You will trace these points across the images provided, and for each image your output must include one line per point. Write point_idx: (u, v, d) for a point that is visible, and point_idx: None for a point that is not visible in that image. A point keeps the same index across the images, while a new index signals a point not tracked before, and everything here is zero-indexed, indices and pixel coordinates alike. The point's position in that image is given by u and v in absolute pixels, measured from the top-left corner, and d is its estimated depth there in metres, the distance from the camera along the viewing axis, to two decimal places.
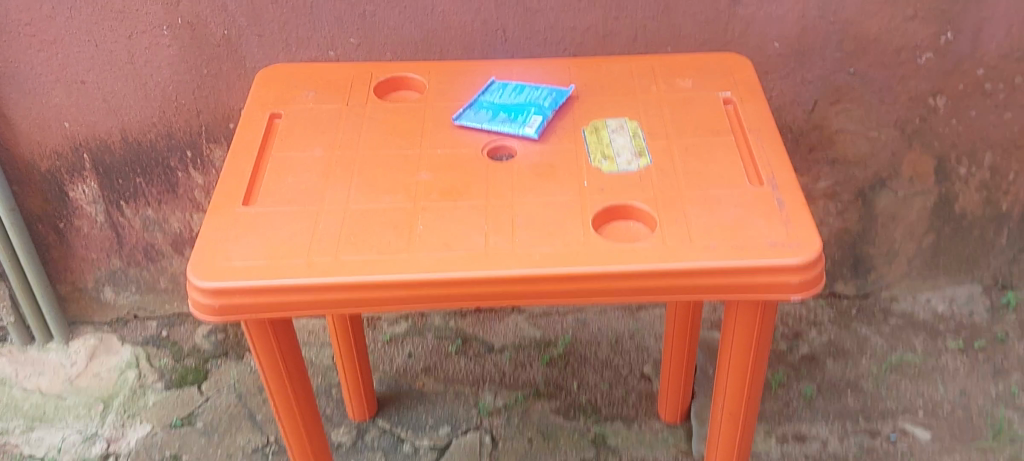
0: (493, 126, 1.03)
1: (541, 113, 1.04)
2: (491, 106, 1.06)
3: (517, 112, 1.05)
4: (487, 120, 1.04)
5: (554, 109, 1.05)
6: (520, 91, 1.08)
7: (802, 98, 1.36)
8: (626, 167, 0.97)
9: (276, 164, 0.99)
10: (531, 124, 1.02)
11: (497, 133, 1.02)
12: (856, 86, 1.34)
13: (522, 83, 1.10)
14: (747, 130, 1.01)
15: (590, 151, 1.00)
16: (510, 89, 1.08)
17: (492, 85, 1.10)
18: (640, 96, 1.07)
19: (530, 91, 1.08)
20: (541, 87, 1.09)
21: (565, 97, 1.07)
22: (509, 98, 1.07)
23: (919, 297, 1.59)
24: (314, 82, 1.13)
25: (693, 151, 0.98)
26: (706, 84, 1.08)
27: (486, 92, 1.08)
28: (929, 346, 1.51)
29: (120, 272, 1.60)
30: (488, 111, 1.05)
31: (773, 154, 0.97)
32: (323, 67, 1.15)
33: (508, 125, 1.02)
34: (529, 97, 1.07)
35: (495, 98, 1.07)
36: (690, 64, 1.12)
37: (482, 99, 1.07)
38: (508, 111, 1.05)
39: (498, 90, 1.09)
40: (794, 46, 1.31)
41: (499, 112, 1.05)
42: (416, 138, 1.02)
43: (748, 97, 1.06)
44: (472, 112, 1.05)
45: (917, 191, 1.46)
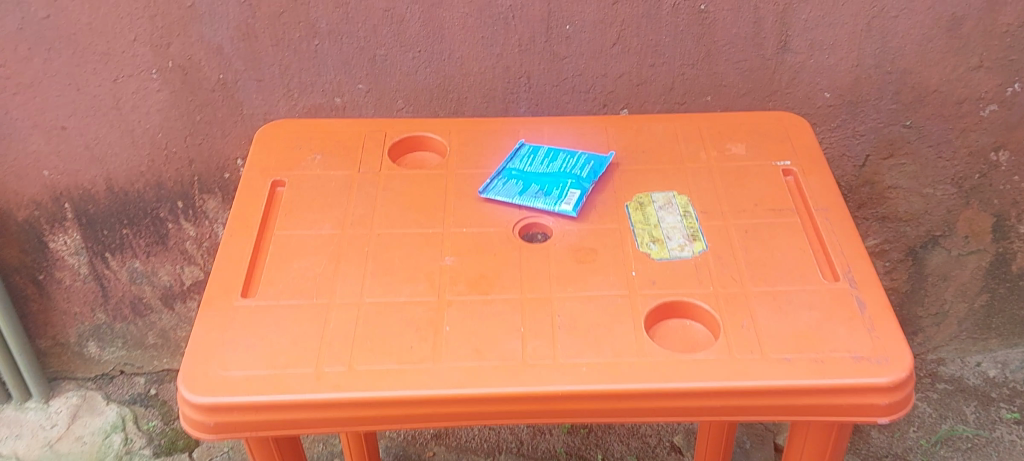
0: (525, 201, 0.91)
1: (579, 185, 0.92)
2: (521, 176, 0.94)
3: (551, 183, 0.93)
4: (518, 194, 0.92)
5: (592, 180, 0.93)
6: (554, 157, 0.96)
7: (852, 152, 1.24)
8: (678, 253, 0.85)
9: (278, 245, 0.87)
10: (569, 199, 0.90)
11: (529, 209, 0.91)
12: (912, 139, 1.23)
13: (554, 147, 0.98)
14: (814, 210, 0.89)
15: (636, 232, 0.88)
16: (542, 155, 0.96)
17: (521, 149, 0.98)
18: (688, 165, 0.96)
19: (565, 156, 0.96)
20: (577, 152, 0.97)
21: (604, 164, 0.95)
22: (541, 165, 0.95)
23: (968, 361, 1.49)
24: (321, 141, 1.01)
25: (753, 235, 0.87)
26: (761, 151, 0.97)
27: (515, 159, 0.96)
28: (982, 417, 1.40)
29: (105, 327, 1.47)
30: (519, 181, 0.93)
31: (846, 243, 0.85)
32: (331, 124, 1.03)
33: (543, 199, 0.91)
34: (565, 164, 0.95)
35: (525, 165, 0.95)
36: (742, 126, 1.00)
37: (511, 167, 0.95)
38: (541, 182, 0.93)
39: (528, 156, 0.97)
40: (846, 97, 1.19)
41: (531, 183, 0.93)
42: (438, 214, 0.91)
43: (811, 168, 0.95)
44: (500, 183, 0.93)
45: (972, 250, 1.35)
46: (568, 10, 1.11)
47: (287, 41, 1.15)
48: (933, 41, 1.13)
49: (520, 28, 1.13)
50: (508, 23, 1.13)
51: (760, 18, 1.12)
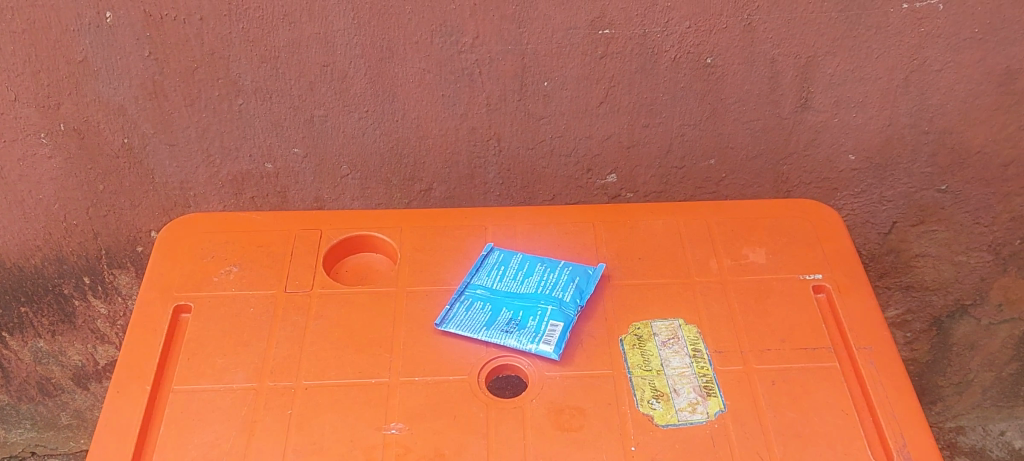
0: (493, 336, 0.72)
1: (561, 313, 0.73)
2: (488, 299, 0.75)
3: (527, 309, 0.74)
4: (484, 325, 0.73)
5: (578, 303, 0.74)
6: (529, 271, 0.77)
7: (877, 219, 1.07)
8: (688, 417, 0.67)
9: (179, 409, 0.69)
10: (548, 334, 0.71)
11: (498, 346, 0.72)
12: (947, 205, 1.04)
13: (531, 256, 0.79)
14: (855, 349, 0.71)
15: (634, 382, 0.69)
16: (516, 268, 0.78)
17: (489, 259, 0.79)
18: (696, 279, 0.77)
19: (544, 270, 0.77)
20: (559, 263, 0.78)
21: (593, 280, 0.76)
22: (515, 283, 0.76)
23: (990, 428, 1.28)
24: (239, 245, 0.81)
25: (781, 390, 0.69)
26: (785, 259, 0.78)
27: (481, 273, 0.78)
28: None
29: (9, 408, 1.27)
30: (486, 306, 0.74)
31: (898, 402, 0.68)
32: (252, 219, 0.83)
33: (515, 334, 0.72)
34: (544, 281, 0.76)
35: (494, 283, 0.77)
36: (760, 222, 0.82)
37: (476, 285, 0.76)
38: (513, 308, 0.74)
39: (498, 269, 0.78)
40: (874, 159, 1.01)
41: (501, 309, 0.74)
42: (383, 355, 0.72)
43: (848, 284, 0.76)
44: (462, 310, 0.74)
45: (1004, 319, 1.15)
46: (546, 65, 0.90)
47: (203, 100, 0.93)
48: (980, 97, 0.94)
49: (487, 85, 0.93)
50: (473, 80, 0.92)
51: (778, 73, 0.92)
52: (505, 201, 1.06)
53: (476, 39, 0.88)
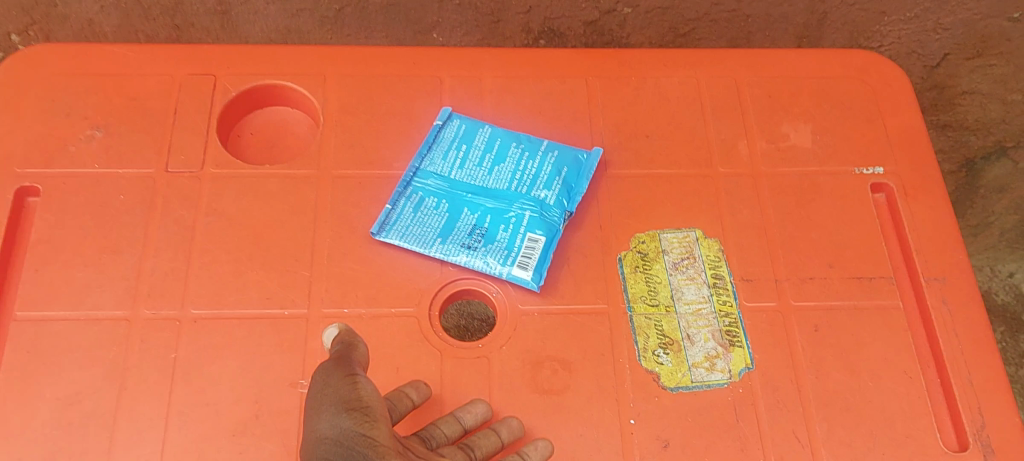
0: (451, 252, 0.54)
1: (541, 220, 0.54)
2: (444, 195, 0.56)
3: (497, 213, 0.55)
4: (439, 235, 0.54)
5: (565, 206, 0.55)
6: (501, 156, 0.58)
7: (925, 49, 0.87)
8: (704, 378, 0.51)
9: (21, 350, 0.50)
10: (523, 252, 0.53)
11: (458, 266, 0.54)
12: (1015, 36, 0.84)
13: (503, 132, 0.59)
14: (923, 280, 0.55)
15: (635, 322, 0.53)
16: (481, 151, 0.58)
17: (445, 133, 0.59)
18: (720, 170, 0.58)
19: (520, 155, 0.58)
20: (541, 143, 0.58)
21: (585, 172, 0.57)
22: (481, 173, 0.57)
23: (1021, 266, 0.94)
24: (105, 97, 0.59)
25: (826, 339, 0.53)
26: (836, 144, 0.59)
27: (435, 155, 0.58)
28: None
29: None
30: (441, 205, 0.55)
31: (975, 360, 0.52)
32: (121, 54, 0.61)
33: (479, 251, 0.54)
34: (519, 171, 0.57)
35: (453, 171, 0.57)
36: (804, 86, 0.62)
37: (428, 173, 0.57)
38: (478, 210, 0.55)
39: (459, 150, 0.58)
40: None
41: (462, 211, 0.55)
42: (301, 274, 0.53)
43: (916, 182, 0.58)
44: (410, 210, 0.55)
45: None
46: None
47: None
48: None
49: None
50: None
51: None
52: (466, 11, 0.82)
53: None
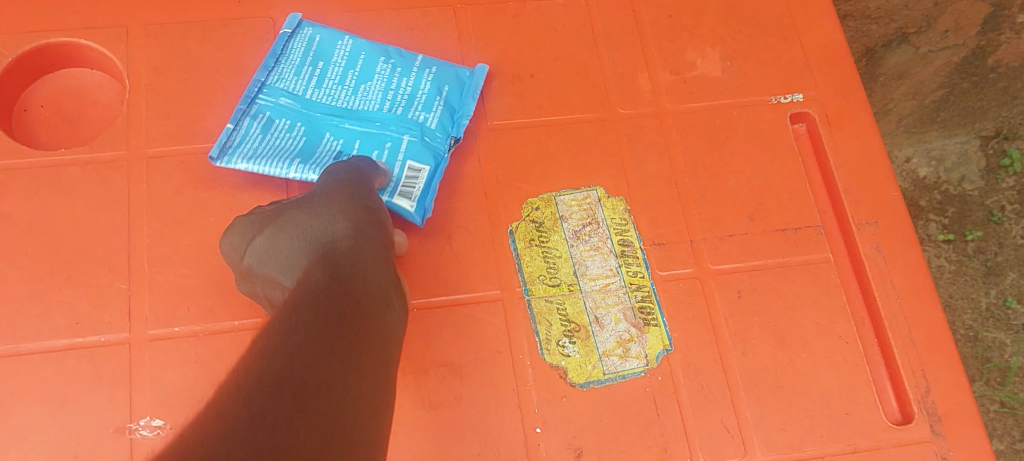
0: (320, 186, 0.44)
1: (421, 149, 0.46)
2: (299, 116, 0.46)
3: (367, 138, 0.46)
4: (298, 158, 0.45)
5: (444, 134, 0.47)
6: (366, 73, 0.48)
7: None
8: (619, 369, 0.44)
9: None
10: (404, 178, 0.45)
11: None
12: None
13: (367, 43, 0.49)
14: (855, 225, 0.48)
15: (536, 308, 0.44)
16: (340, 63, 0.48)
17: (296, 44, 0.48)
18: (620, 111, 0.50)
19: (391, 71, 0.48)
20: (414, 59, 0.49)
21: (471, 89, 0.48)
22: (343, 92, 0.47)
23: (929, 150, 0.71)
24: None
25: (751, 306, 0.46)
26: (750, 69, 0.52)
27: (286, 67, 0.47)
28: (961, 286, 0.68)
29: None
30: (298, 129, 0.46)
31: (917, 316, 0.46)
32: None
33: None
34: (390, 90, 0.48)
35: (308, 90, 0.47)
36: (709, 5, 0.53)
37: (278, 90, 0.47)
38: (345, 136, 0.46)
39: (314, 67, 0.48)
40: None
41: (322, 136, 0.46)
42: (118, 288, 0.43)
43: (842, 108, 0.51)
44: (257, 131, 0.45)
45: None
46: None
47: None
48: None
49: None
50: None
51: None
52: None
53: None
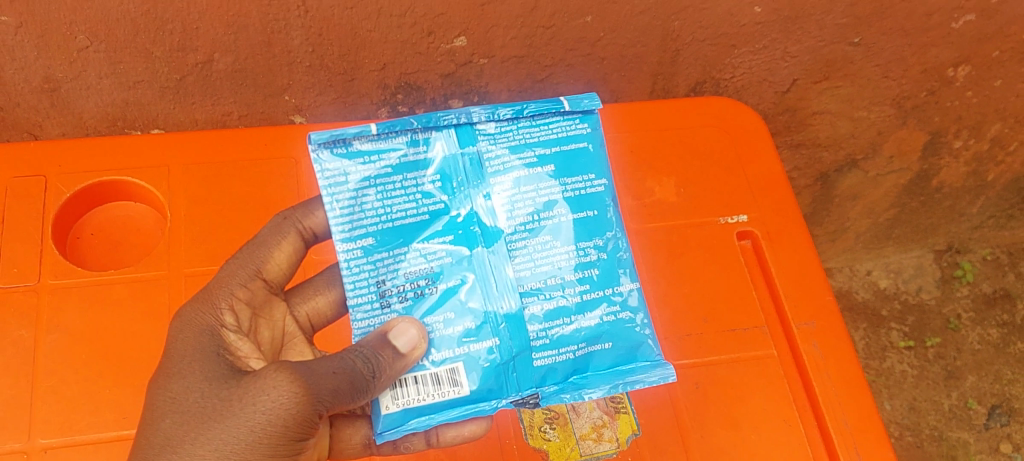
0: (381, 239, 0.47)
1: (511, 345, 0.48)
2: (446, 184, 0.49)
3: (455, 246, 0.48)
4: (397, 233, 0.48)
5: (563, 375, 0.48)
6: (586, 267, 0.50)
7: (776, 77, 0.88)
8: (593, 450, 0.54)
9: None
10: (432, 388, 0.47)
11: (355, 267, 0.47)
12: (857, 59, 0.86)
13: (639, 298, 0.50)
14: (795, 326, 0.58)
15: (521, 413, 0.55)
16: (554, 182, 0.50)
17: (567, 180, 0.50)
18: None
19: (592, 268, 0.50)
20: (620, 291, 0.50)
21: (626, 375, 0.49)
22: (535, 221, 0.49)
23: (857, 269, 1.22)
24: None
25: (705, 396, 0.56)
26: (699, 196, 0.62)
27: (503, 121, 0.50)
28: (926, 390, 1.14)
29: None
30: (429, 192, 0.48)
31: (848, 401, 0.56)
32: None
33: (423, 258, 0.48)
34: (583, 288, 0.50)
35: (508, 192, 0.49)
36: (661, 140, 0.64)
37: (487, 181, 0.49)
38: (443, 231, 0.48)
39: (553, 196, 0.50)
40: (783, 12, 0.79)
41: (435, 219, 0.48)
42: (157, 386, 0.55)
43: (778, 228, 0.62)
44: (398, 187, 0.48)
45: (892, 169, 1.03)
46: None
47: None
48: None
49: None
50: None
51: None
52: (320, 73, 0.79)
53: None
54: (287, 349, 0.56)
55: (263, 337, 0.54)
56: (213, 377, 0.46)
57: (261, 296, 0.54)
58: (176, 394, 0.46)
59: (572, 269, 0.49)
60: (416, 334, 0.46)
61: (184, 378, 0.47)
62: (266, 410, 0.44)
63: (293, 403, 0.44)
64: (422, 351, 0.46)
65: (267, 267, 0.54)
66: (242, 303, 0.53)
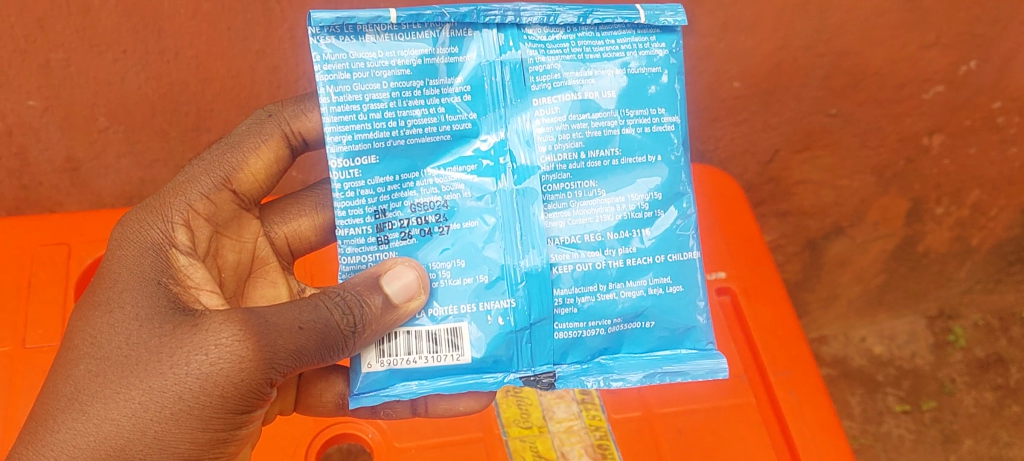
0: (382, 158, 0.50)
1: (531, 312, 0.52)
2: (478, 107, 0.51)
3: (471, 183, 0.51)
4: (410, 164, 0.51)
5: (591, 354, 0.53)
6: (630, 224, 0.53)
7: (759, 148, 0.93)
8: None
9: None
10: (426, 349, 0.51)
11: (353, 190, 0.50)
12: (835, 129, 0.91)
13: (680, 275, 0.54)
14: (773, 375, 0.69)
15: (501, 404, 0.67)
16: (609, 115, 0.52)
17: (630, 113, 0.52)
18: None
19: (644, 233, 0.53)
20: (675, 268, 0.54)
21: (643, 344, 0.54)
22: (574, 157, 0.52)
23: (852, 336, 1.24)
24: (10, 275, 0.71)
25: (690, 438, 0.66)
26: None
27: (557, 29, 0.51)
28: (924, 453, 1.14)
29: None
30: (456, 109, 0.50)
31: (822, 446, 0.67)
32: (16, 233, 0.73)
33: (435, 190, 0.51)
34: (631, 254, 0.53)
35: (545, 122, 0.51)
36: None
37: (529, 103, 0.51)
38: (459, 163, 0.51)
39: (600, 129, 0.52)
40: (761, 85, 0.84)
41: (456, 150, 0.51)
42: None
43: (754, 285, 0.74)
44: (424, 109, 0.50)
45: (878, 235, 1.07)
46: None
47: None
48: (884, 15, 0.78)
49: (290, 14, 0.68)
50: (269, 9, 0.67)
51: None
52: None
53: None
54: (257, 276, 0.61)
55: (224, 260, 0.58)
56: (156, 311, 0.48)
57: (226, 212, 0.57)
58: (109, 323, 0.48)
59: (615, 227, 0.53)
60: (414, 278, 0.50)
61: (121, 307, 0.48)
62: (206, 357, 0.46)
63: (237, 355, 0.46)
64: (420, 302, 0.50)
65: (239, 176, 0.57)
66: (201, 217, 0.55)
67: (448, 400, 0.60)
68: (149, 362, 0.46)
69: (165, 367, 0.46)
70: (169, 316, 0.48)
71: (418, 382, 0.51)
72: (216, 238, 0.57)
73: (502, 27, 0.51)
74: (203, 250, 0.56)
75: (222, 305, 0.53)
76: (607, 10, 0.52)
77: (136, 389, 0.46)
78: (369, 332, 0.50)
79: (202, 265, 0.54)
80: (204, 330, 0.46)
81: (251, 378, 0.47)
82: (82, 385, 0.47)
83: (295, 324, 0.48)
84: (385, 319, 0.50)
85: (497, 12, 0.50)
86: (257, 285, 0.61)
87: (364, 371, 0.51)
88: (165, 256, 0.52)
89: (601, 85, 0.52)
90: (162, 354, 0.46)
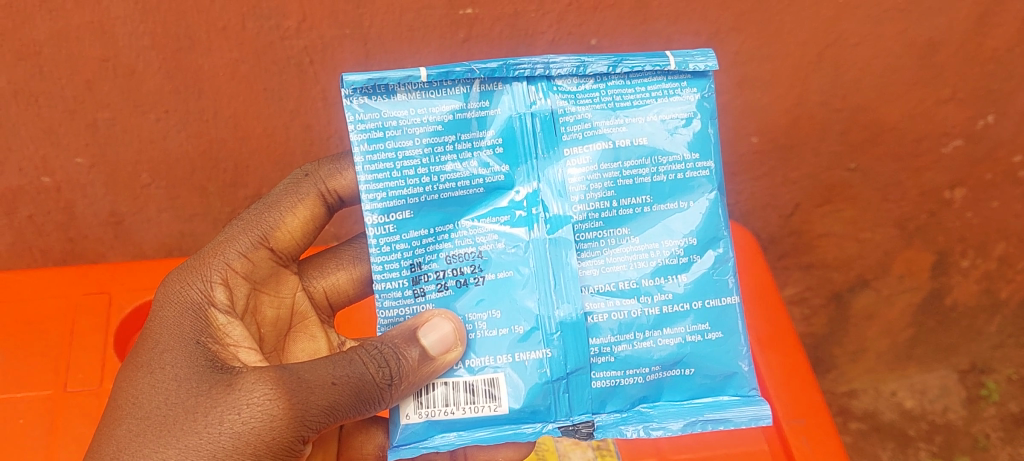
0: (416, 212, 0.52)
1: (566, 362, 0.53)
2: (512, 162, 0.53)
3: (506, 233, 0.53)
4: (443, 216, 0.53)
5: (631, 403, 0.54)
6: (662, 271, 0.54)
7: (779, 202, 0.95)
8: None
9: None
10: (464, 400, 0.53)
11: (388, 245, 0.52)
12: (855, 183, 0.93)
13: (714, 318, 0.55)
14: (786, 422, 0.72)
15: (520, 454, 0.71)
16: (641, 163, 0.53)
17: (663, 160, 0.53)
18: None
19: (680, 281, 0.54)
20: (710, 313, 0.55)
21: (681, 390, 0.55)
22: (606, 206, 0.53)
23: (882, 390, 1.22)
24: (60, 316, 0.75)
25: None
26: None
27: (587, 81, 0.53)
28: None
29: None
30: (489, 163, 0.53)
31: None
32: (73, 277, 0.78)
33: (469, 241, 0.53)
34: (666, 302, 0.54)
35: (581, 173, 0.53)
36: None
37: (563, 154, 0.53)
38: (495, 214, 0.53)
39: (632, 178, 0.53)
40: (779, 140, 0.87)
41: (491, 203, 0.53)
42: None
43: (769, 334, 0.77)
44: (459, 161, 0.52)
45: (904, 288, 1.07)
46: (395, 54, 0.71)
47: None
48: (898, 72, 0.80)
49: (323, 77, 0.72)
50: (303, 71, 0.71)
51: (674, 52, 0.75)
52: None
53: (303, 24, 0.67)
54: (297, 331, 0.63)
55: (264, 317, 0.60)
56: (195, 370, 0.50)
57: (264, 269, 0.60)
58: (150, 383, 0.50)
59: (651, 274, 0.54)
60: (451, 330, 0.51)
61: (162, 367, 0.50)
62: (241, 417, 0.48)
63: (271, 413, 0.48)
64: (457, 353, 0.52)
65: (276, 233, 0.60)
66: (240, 275, 0.58)
67: (488, 451, 0.63)
68: (185, 421, 0.48)
69: (201, 427, 0.47)
70: (207, 374, 0.50)
71: (457, 433, 0.53)
72: (255, 294, 0.59)
73: (533, 80, 0.53)
74: (242, 307, 0.58)
75: (261, 361, 0.54)
76: (637, 58, 0.53)
77: (172, 448, 0.47)
78: (406, 384, 0.52)
79: (240, 324, 0.56)
80: (238, 389, 0.48)
81: (285, 435, 0.49)
82: (123, 444, 0.48)
83: (329, 379, 0.50)
84: (421, 371, 0.52)
85: (527, 65, 0.52)
86: (297, 340, 0.63)
87: (402, 422, 0.53)
88: (205, 314, 0.54)
89: (633, 133, 0.53)
90: (198, 414, 0.48)
